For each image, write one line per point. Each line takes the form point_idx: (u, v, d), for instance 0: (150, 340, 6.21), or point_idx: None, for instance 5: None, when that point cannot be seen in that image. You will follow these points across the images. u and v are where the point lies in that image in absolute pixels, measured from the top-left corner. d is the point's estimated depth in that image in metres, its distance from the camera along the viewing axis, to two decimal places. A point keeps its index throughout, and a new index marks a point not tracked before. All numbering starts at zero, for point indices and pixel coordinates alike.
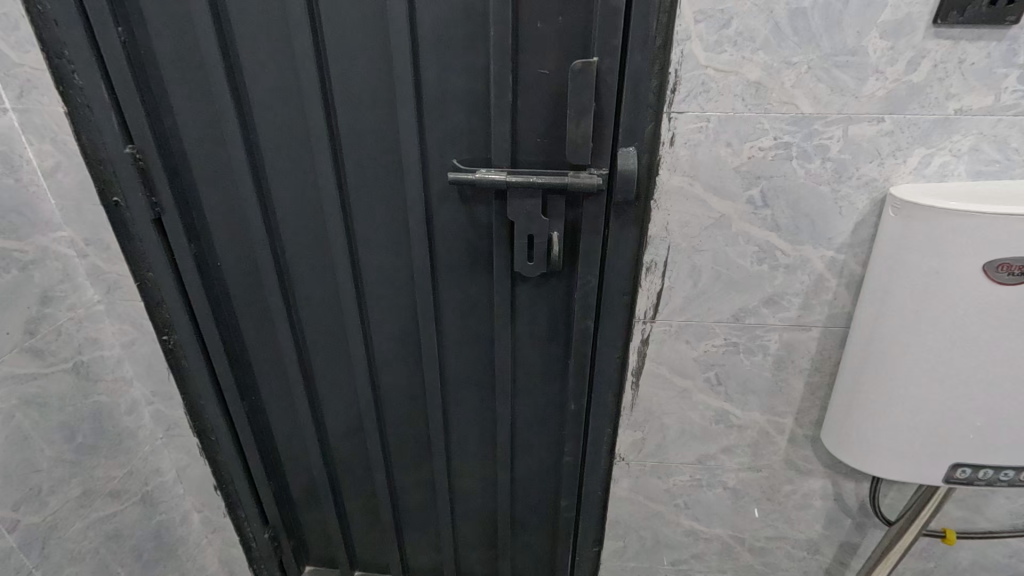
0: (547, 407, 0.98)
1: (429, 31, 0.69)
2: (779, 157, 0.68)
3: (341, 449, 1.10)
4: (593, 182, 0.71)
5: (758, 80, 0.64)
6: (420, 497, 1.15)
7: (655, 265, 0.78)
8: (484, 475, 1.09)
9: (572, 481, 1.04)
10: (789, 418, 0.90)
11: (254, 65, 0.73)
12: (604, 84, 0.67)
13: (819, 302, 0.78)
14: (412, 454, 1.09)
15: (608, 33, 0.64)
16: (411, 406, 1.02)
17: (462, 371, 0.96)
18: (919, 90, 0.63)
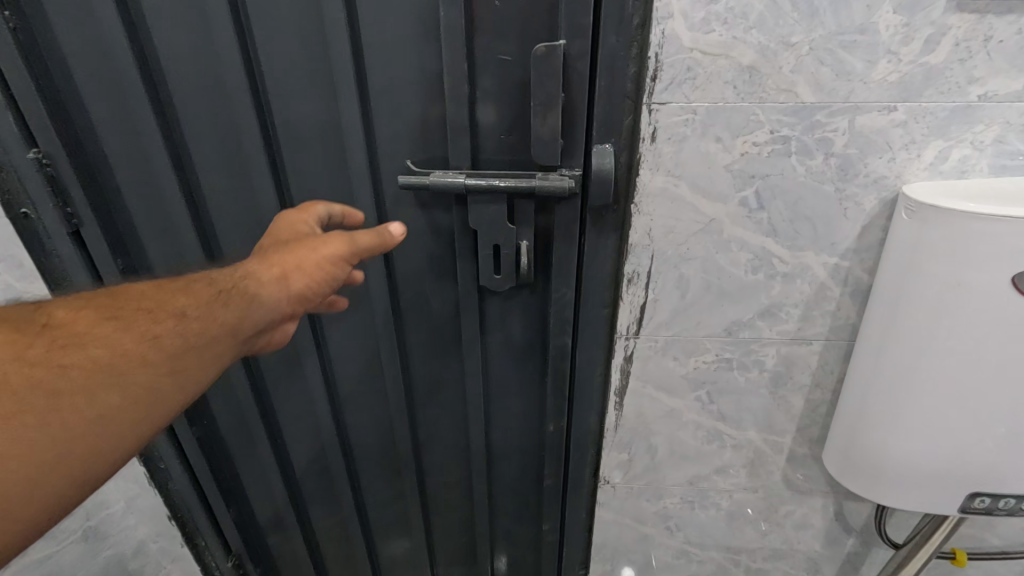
0: (523, 427, 0.91)
1: (370, 12, 0.59)
2: (776, 153, 0.60)
3: (305, 471, 1.02)
4: (563, 186, 0.63)
5: (752, 65, 0.55)
6: (393, 519, 1.08)
7: (637, 276, 0.69)
8: (459, 497, 1.02)
9: (553, 505, 0.96)
10: (788, 436, 0.82)
11: (170, 56, 0.63)
12: (572, 73, 0.58)
13: (821, 313, 0.70)
14: (381, 475, 1.01)
15: (576, 11, 0.55)
16: (377, 425, 0.95)
17: (428, 388, 0.89)
18: (937, 73, 0.54)
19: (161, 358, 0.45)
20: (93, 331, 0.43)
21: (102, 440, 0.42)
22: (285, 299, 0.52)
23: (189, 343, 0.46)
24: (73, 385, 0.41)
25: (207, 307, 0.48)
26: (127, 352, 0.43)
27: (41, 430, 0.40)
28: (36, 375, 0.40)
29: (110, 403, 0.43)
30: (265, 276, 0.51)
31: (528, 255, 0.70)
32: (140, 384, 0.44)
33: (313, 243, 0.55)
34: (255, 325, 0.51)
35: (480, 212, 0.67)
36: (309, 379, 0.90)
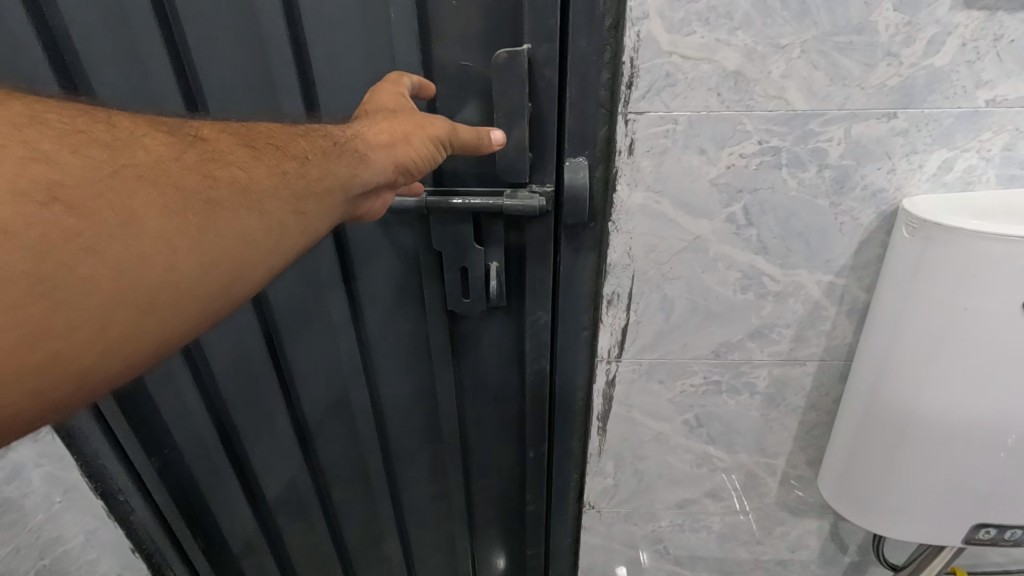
0: (501, 448, 0.87)
1: (310, 14, 0.56)
2: (766, 165, 0.54)
3: (276, 498, 0.97)
4: (533, 205, 0.58)
5: (738, 69, 0.50)
6: (371, 545, 1.03)
7: (617, 298, 0.64)
8: (439, 521, 0.98)
9: (536, 527, 0.93)
10: (782, 459, 0.78)
11: (96, 64, 0.60)
12: (538, 79, 0.54)
13: (815, 333, 0.65)
14: (356, 501, 0.97)
15: (541, 13, 0.51)
16: (349, 450, 0.90)
17: (401, 412, 0.84)
18: (943, 76, 0.49)
19: (289, 195, 0.43)
20: (233, 154, 0.43)
21: (243, 258, 0.41)
22: (391, 164, 0.50)
23: (310, 188, 0.45)
24: (225, 196, 0.40)
25: (320, 159, 0.46)
26: (256, 183, 0.42)
27: (194, 233, 0.38)
28: (188, 182, 0.39)
29: (243, 223, 0.41)
30: (374, 136, 0.50)
31: (498, 277, 0.66)
32: (275, 213, 0.43)
33: (418, 116, 0.52)
34: (366, 182, 0.49)
35: (444, 231, 0.63)
36: (276, 404, 0.85)
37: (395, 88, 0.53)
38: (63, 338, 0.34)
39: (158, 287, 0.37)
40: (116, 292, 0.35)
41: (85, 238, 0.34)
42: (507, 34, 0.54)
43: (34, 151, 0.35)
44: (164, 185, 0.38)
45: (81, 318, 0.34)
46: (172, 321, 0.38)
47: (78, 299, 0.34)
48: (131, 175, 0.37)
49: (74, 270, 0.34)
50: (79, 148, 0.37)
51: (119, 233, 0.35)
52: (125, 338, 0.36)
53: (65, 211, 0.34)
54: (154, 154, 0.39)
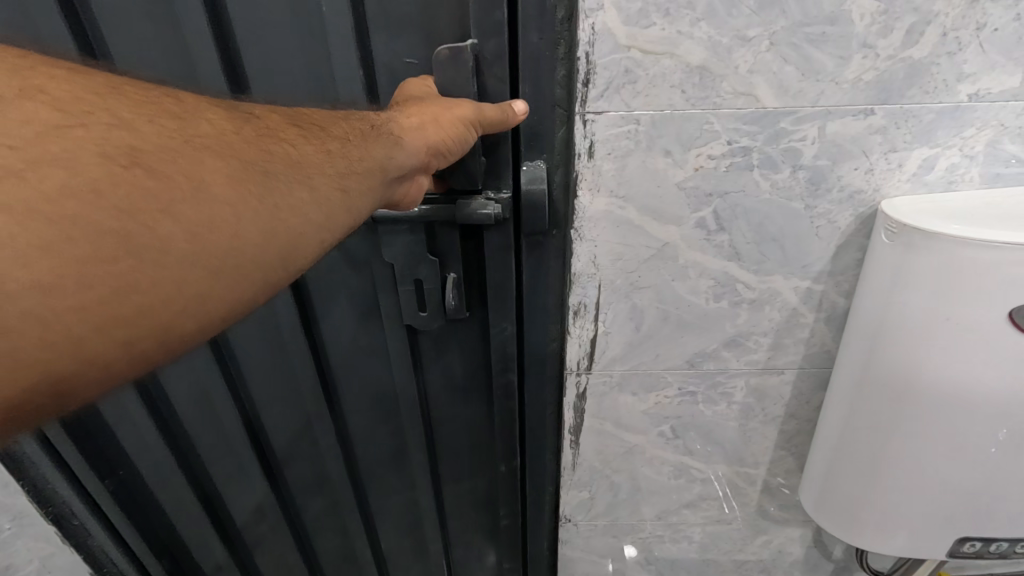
0: (475, 460, 0.83)
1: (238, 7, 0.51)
2: (736, 166, 0.51)
3: (243, 518, 0.93)
4: (488, 213, 0.54)
5: (703, 65, 0.46)
6: (341, 560, 1.00)
7: (584, 308, 0.60)
8: (412, 534, 0.94)
9: (513, 538, 0.90)
10: (761, 468, 0.75)
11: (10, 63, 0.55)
12: (488, 76, 0.50)
13: (794, 341, 0.62)
14: (325, 517, 0.93)
15: (487, 7, 0.47)
16: (314, 467, 0.86)
17: (367, 428, 0.80)
18: (922, 69, 0.45)
19: (334, 174, 0.39)
20: (285, 132, 0.39)
21: (306, 229, 0.37)
22: (424, 146, 0.45)
23: (352, 166, 0.40)
24: (280, 170, 0.36)
25: (359, 141, 0.42)
26: (308, 160, 0.38)
27: (260, 199, 0.35)
28: (248, 152, 0.36)
29: (296, 198, 0.37)
30: (413, 119, 0.46)
31: (456, 289, 0.63)
32: (325, 188, 0.38)
33: (443, 100, 0.48)
34: (408, 164, 0.45)
35: (395, 241, 0.60)
36: (233, 422, 0.81)
37: (417, 84, 0.51)
38: (140, 299, 0.30)
39: (225, 254, 0.33)
40: (189, 256, 0.32)
41: (159, 199, 0.31)
42: (453, 29, 0.50)
43: (115, 119, 0.32)
44: (227, 155, 0.34)
45: (156, 282, 0.31)
46: (239, 292, 0.34)
47: (153, 258, 0.31)
48: (200, 145, 0.34)
49: (148, 230, 0.30)
50: (155, 118, 0.34)
51: (190, 198, 0.32)
52: (194, 304, 0.32)
53: (143, 174, 0.31)
54: (217, 127, 0.36)
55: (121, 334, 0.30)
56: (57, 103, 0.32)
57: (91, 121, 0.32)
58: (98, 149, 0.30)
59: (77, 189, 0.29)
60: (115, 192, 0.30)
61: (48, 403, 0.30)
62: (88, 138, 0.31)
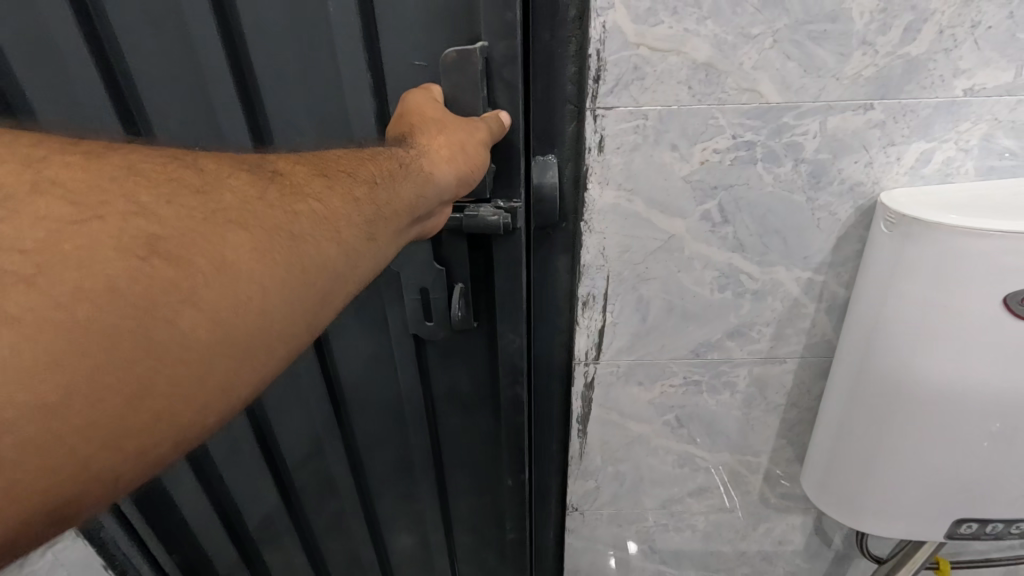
0: (480, 458, 0.83)
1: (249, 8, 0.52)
2: (740, 160, 0.52)
3: (252, 518, 0.94)
4: (495, 223, 0.56)
5: (709, 62, 0.48)
6: (344, 556, 1.00)
7: (592, 299, 0.62)
8: (415, 531, 0.94)
9: (516, 533, 0.91)
10: (764, 456, 0.77)
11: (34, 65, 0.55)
12: (495, 78, 0.51)
13: (795, 331, 0.64)
14: (328, 514, 0.93)
15: (499, 6, 0.47)
16: (322, 471, 0.87)
17: (375, 433, 0.82)
18: (919, 66, 0.47)
19: (362, 223, 0.38)
20: (310, 183, 0.37)
21: (343, 282, 0.37)
22: (454, 180, 0.46)
23: (382, 212, 0.40)
24: (309, 233, 0.34)
25: (386, 183, 0.41)
26: (338, 210, 0.37)
27: (300, 263, 0.34)
28: (280, 216, 0.34)
29: (325, 259, 0.35)
30: (437, 153, 0.46)
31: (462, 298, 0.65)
32: (352, 242, 0.37)
33: (466, 124, 0.49)
34: (433, 200, 0.45)
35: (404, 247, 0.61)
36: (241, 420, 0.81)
37: (426, 97, 0.51)
38: (182, 388, 0.29)
39: (252, 337, 0.31)
40: (215, 346, 0.30)
41: (180, 291, 0.28)
42: None
43: (133, 205, 0.29)
44: (254, 225, 0.32)
45: (178, 379, 0.28)
46: (278, 362, 0.34)
47: (175, 354, 0.28)
48: (222, 219, 0.31)
49: (172, 325, 0.28)
50: (173, 196, 0.31)
51: (214, 282, 0.30)
52: (222, 393, 0.30)
53: (163, 264, 0.28)
54: (239, 193, 0.33)
55: (167, 434, 0.29)
56: (65, 178, 0.29)
57: (105, 211, 0.29)
58: (112, 238, 0.28)
59: (90, 292, 0.26)
60: (142, 284, 0.27)
61: (56, 524, 0.27)
62: (103, 231, 0.28)
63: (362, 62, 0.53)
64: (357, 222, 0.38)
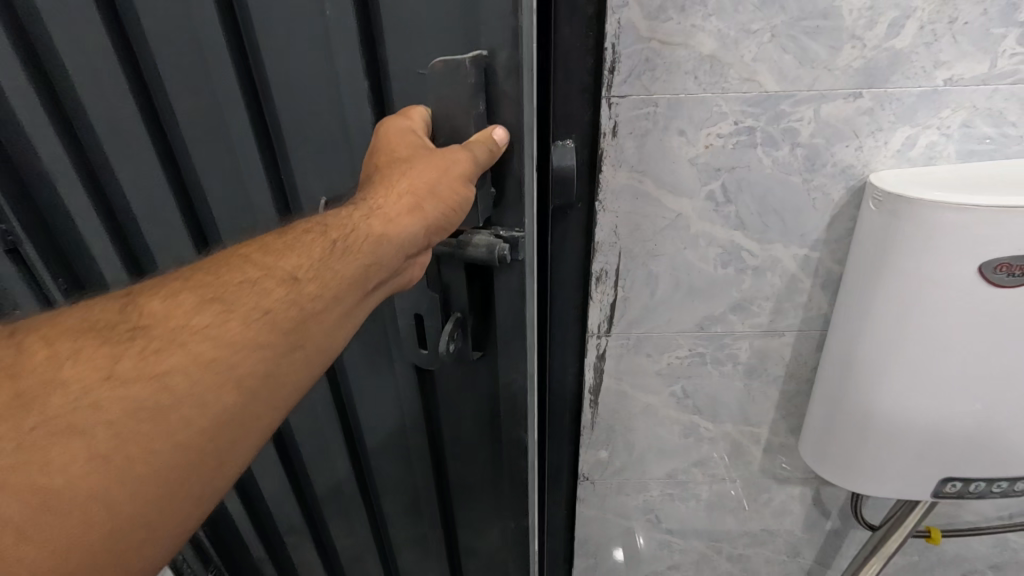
0: (478, 487, 0.76)
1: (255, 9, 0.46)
2: (741, 144, 0.58)
3: (275, 506, 0.98)
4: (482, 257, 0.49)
5: (713, 54, 0.53)
6: (355, 546, 0.99)
7: (606, 274, 0.67)
8: (420, 539, 0.90)
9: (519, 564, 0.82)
10: (765, 427, 0.82)
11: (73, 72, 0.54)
12: (498, 93, 0.43)
13: (793, 305, 0.69)
14: (336, 503, 0.92)
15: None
16: (333, 479, 0.89)
17: (377, 449, 0.80)
18: (903, 57, 0.52)
19: (275, 335, 0.37)
20: (200, 315, 0.35)
21: (280, 382, 0.37)
22: (421, 231, 0.43)
23: (308, 308, 0.38)
24: (179, 393, 0.33)
25: (313, 280, 0.39)
26: (245, 334, 0.35)
27: (214, 410, 0.34)
28: (145, 384, 0.32)
29: (217, 403, 0.34)
30: (392, 213, 0.42)
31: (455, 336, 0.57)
32: (256, 367, 0.36)
33: (441, 159, 0.42)
34: (393, 259, 0.43)
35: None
36: None
37: (400, 126, 0.43)
38: (119, 561, 0.31)
39: (126, 531, 0.31)
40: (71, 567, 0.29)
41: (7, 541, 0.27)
42: None
43: None
44: (105, 412, 0.31)
45: None
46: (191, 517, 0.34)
47: None
48: (61, 428, 0.30)
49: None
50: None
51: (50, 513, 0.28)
52: None
53: None
54: (80, 381, 0.31)
55: None
56: None
57: None
58: None
59: None
60: (43, 503, 0.28)
61: None
62: None
63: (366, 101, 0.47)
64: (263, 349, 0.36)
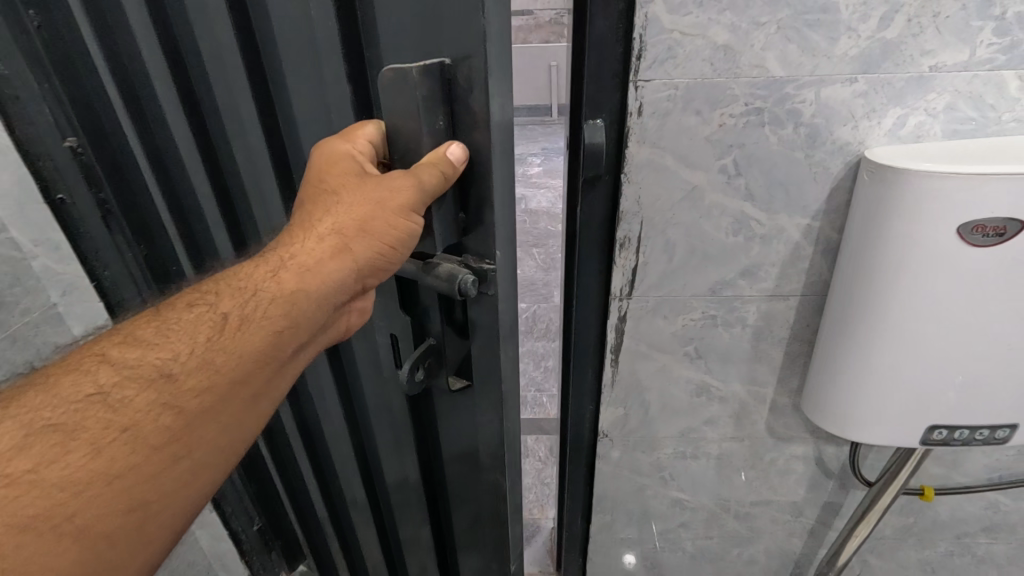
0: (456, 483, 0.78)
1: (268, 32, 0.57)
2: (751, 123, 0.66)
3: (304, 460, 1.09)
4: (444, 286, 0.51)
5: (727, 44, 0.61)
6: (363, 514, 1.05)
7: (628, 241, 0.76)
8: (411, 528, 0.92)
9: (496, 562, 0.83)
10: (771, 387, 0.90)
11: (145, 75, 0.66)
12: (462, 102, 0.47)
13: (796, 271, 0.77)
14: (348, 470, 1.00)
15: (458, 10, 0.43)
16: (351, 458, 0.98)
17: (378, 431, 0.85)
18: (894, 47, 0.60)
19: (196, 391, 0.41)
20: (114, 389, 0.40)
21: (223, 420, 0.43)
22: (352, 271, 0.47)
23: (231, 363, 0.43)
24: (101, 460, 0.38)
25: (237, 333, 0.43)
26: (164, 397, 0.40)
27: (156, 466, 0.40)
28: (70, 459, 0.37)
29: (143, 461, 0.39)
30: (318, 256, 0.46)
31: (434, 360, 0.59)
32: (184, 419, 0.41)
33: (371, 197, 0.47)
34: (326, 300, 0.47)
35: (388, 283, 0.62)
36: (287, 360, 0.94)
37: (344, 160, 0.48)
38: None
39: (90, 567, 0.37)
40: None
41: None
42: None
43: None
44: (32, 487, 0.36)
45: None
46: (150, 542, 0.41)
47: None
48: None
49: None
50: None
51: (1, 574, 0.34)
52: None
53: None
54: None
55: None
56: None
57: None
58: None
59: None
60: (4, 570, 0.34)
61: None
62: None
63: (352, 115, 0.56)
64: (188, 406, 0.41)
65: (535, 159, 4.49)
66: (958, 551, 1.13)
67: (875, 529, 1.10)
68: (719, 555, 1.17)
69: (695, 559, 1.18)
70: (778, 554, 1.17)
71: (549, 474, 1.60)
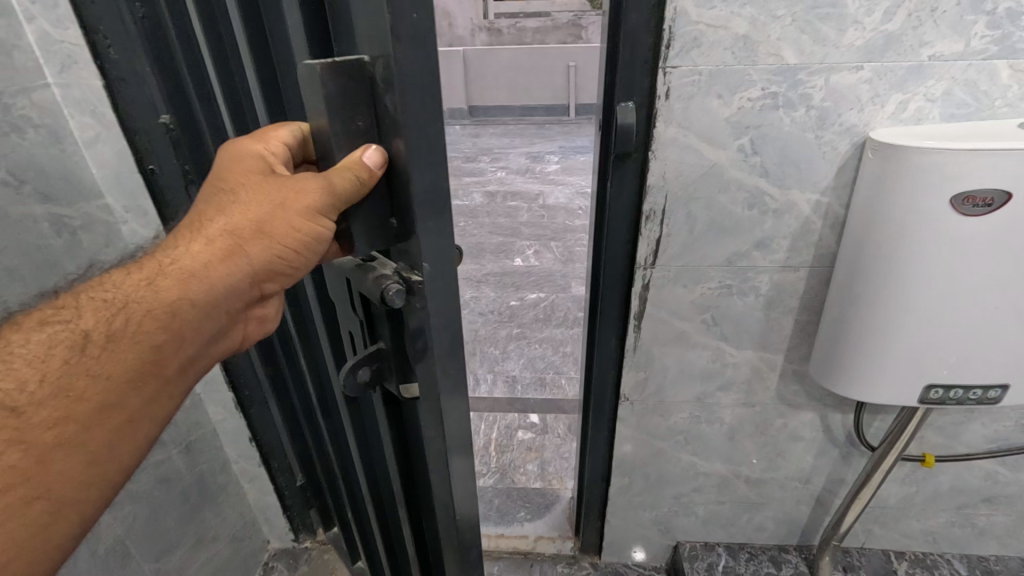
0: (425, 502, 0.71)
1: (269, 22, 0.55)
2: (767, 106, 0.74)
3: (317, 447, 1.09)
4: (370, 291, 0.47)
5: (746, 34, 0.70)
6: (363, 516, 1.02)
7: (654, 213, 0.84)
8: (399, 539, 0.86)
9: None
10: (781, 354, 0.98)
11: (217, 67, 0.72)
12: (382, 103, 0.41)
13: (805, 244, 0.85)
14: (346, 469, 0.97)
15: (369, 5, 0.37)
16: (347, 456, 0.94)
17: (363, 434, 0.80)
18: (895, 38, 0.68)
19: (69, 407, 0.38)
20: None
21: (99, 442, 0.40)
22: (247, 275, 0.45)
23: (108, 375, 0.40)
24: None
25: (110, 344, 0.40)
26: (26, 418, 0.36)
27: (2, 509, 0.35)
28: None
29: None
30: (208, 258, 0.43)
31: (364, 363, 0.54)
32: (50, 439, 0.37)
33: (268, 196, 0.44)
34: (216, 305, 0.44)
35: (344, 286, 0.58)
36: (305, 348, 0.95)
37: (248, 164, 0.47)
38: None
39: None
40: None
41: None
42: None
43: None
44: None
45: None
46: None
47: None
48: None
49: None
50: None
51: None
52: None
53: None
54: None
55: None
56: None
57: None
58: None
59: None
60: None
61: None
62: None
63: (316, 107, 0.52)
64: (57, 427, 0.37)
65: (553, 158, 4.57)
66: (959, 522, 1.19)
67: (879, 498, 1.17)
68: (730, 520, 1.25)
69: (707, 524, 1.26)
70: (786, 521, 1.24)
71: (568, 449, 1.69)
